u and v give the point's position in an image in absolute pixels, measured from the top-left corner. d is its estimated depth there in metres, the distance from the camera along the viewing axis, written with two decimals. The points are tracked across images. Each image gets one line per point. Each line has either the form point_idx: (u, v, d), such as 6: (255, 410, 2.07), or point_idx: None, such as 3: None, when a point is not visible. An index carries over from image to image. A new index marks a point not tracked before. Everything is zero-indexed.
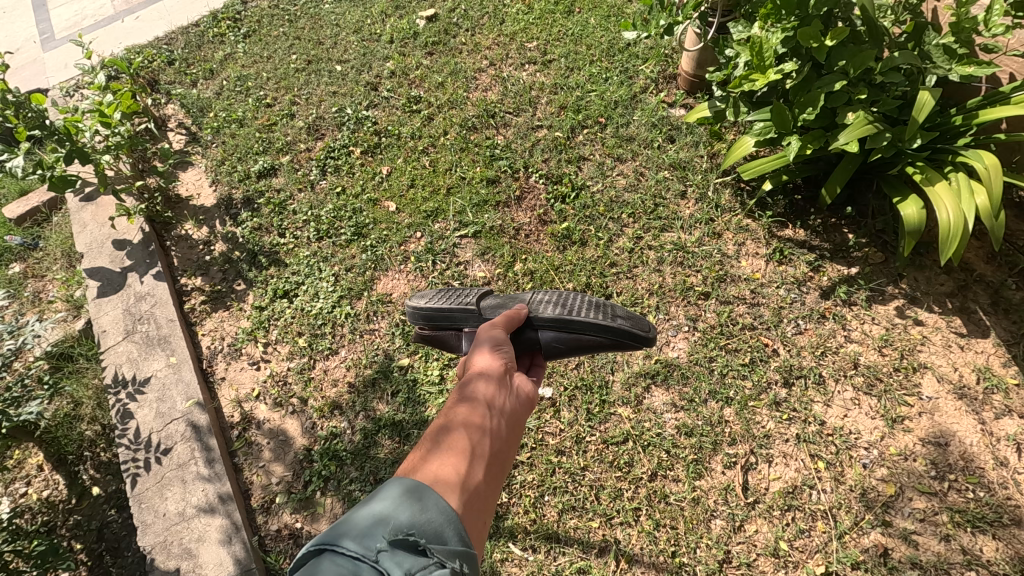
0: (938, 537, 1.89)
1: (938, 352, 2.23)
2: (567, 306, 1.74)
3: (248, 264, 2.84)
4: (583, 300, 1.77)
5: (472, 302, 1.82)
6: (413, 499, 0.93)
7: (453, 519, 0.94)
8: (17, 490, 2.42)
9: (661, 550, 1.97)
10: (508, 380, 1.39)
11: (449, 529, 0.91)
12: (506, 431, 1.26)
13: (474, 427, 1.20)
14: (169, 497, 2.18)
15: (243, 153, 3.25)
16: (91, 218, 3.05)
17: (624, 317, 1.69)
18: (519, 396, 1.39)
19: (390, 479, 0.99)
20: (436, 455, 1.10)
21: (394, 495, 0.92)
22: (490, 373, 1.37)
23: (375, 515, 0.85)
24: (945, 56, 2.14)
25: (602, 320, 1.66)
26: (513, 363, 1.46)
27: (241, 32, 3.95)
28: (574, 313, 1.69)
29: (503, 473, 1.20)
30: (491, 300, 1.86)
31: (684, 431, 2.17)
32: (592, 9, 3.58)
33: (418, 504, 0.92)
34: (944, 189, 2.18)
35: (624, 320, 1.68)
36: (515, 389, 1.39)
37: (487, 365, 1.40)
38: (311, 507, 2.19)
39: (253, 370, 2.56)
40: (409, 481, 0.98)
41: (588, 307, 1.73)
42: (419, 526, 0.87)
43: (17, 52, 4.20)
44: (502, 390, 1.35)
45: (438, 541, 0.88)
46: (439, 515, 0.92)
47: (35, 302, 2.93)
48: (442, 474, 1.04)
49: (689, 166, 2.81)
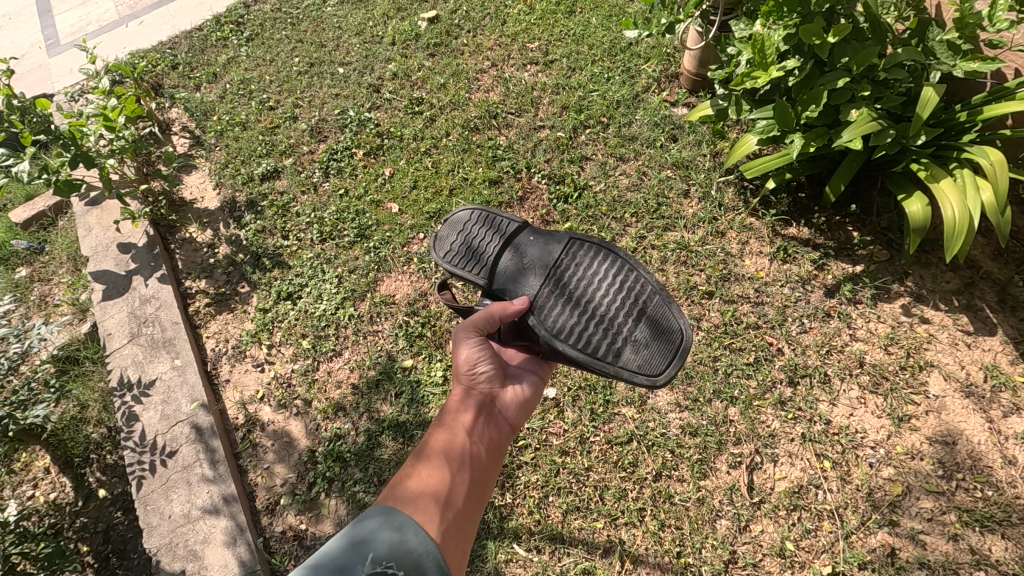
0: (946, 536, 1.88)
1: (945, 351, 2.21)
2: (573, 318, 1.64)
3: (252, 266, 2.85)
4: (597, 309, 1.65)
5: (483, 275, 1.78)
6: (394, 530, 1.10)
7: (432, 550, 1.10)
8: (24, 492, 2.44)
9: (666, 551, 1.97)
10: (487, 408, 1.64)
11: (426, 560, 1.06)
12: (483, 458, 1.50)
13: (455, 458, 1.44)
14: (174, 499, 2.19)
15: (246, 156, 3.27)
16: (96, 222, 3.07)
17: (635, 348, 1.60)
18: (497, 423, 1.63)
19: (379, 508, 1.16)
20: (423, 483, 1.33)
21: (381, 523, 1.11)
22: (470, 403, 1.62)
23: (362, 542, 1.03)
24: (949, 52, 2.12)
25: (602, 357, 1.60)
26: (493, 384, 1.68)
27: (244, 36, 3.97)
28: (574, 333, 1.62)
29: (481, 500, 1.43)
30: (504, 266, 1.75)
31: (688, 431, 2.16)
32: (593, 9, 3.57)
33: (400, 535, 1.09)
34: (949, 186, 2.17)
35: (630, 357, 1.59)
36: (493, 418, 1.63)
37: (466, 390, 1.65)
38: (316, 509, 2.19)
39: (257, 372, 2.57)
40: (399, 514, 1.16)
41: (596, 323, 1.63)
42: (397, 558, 1.03)
43: (22, 57, 4.23)
44: (481, 421, 1.60)
45: (416, 570, 1.04)
46: (419, 545, 1.09)
47: (40, 305, 2.95)
48: (426, 501, 1.27)
49: (691, 166, 2.81)
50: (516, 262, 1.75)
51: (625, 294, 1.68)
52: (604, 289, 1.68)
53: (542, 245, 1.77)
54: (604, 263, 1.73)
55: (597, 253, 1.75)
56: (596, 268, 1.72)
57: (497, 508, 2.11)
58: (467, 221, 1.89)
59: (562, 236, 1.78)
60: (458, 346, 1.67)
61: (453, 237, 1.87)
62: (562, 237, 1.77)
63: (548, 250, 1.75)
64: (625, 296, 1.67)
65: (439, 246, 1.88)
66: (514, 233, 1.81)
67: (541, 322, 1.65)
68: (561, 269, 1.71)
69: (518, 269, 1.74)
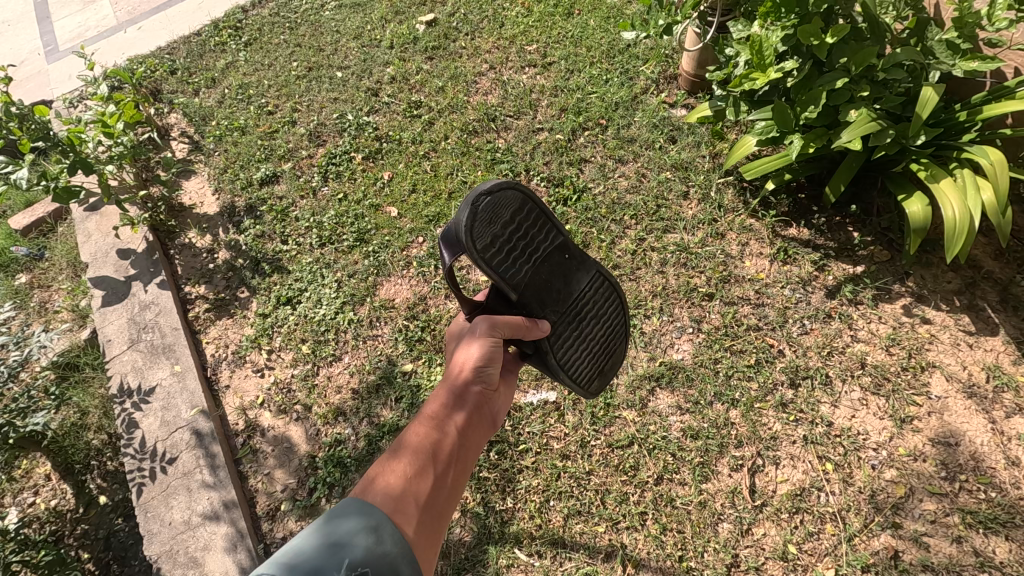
0: (950, 538, 1.87)
1: (947, 351, 2.20)
2: (573, 353, 1.75)
3: (251, 271, 2.84)
4: (594, 347, 1.80)
5: (512, 291, 1.61)
6: (371, 530, 1.01)
7: (406, 554, 1.02)
8: (25, 500, 2.44)
9: (668, 555, 1.96)
10: (479, 409, 1.48)
11: (403, 564, 0.99)
12: (467, 464, 1.35)
13: (443, 459, 1.31)
14: (174, 506, 2.19)
15: (245, 161, 3.26)
16: (95, 228, 3.07)
17: (602, 381, 1.85)
18: (485, 428, 1.48)
19: (352, 505, 1.06)
20: (405, 484, 1.18)
21: (356, 525, 1.01)
22: (465, 401, 1.45)
23: (338, 544, 0.94)
24: (948, 52, 2.11)
25: (583, 384, 1.79)
26: (490, 385, 1.54)
27: (242, 41, 3.97)
28: (571, 368, 1.74)
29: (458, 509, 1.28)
30: (536, 287, 1.66)
31: (689, 434, 2.15)
32: (591, 11, 3.57)
33: (376, 536, 1.01)
34: (949, 186, 2.16)
35: (598, 385, 1.85)
36: (483, 421, 1.48)
37: (463, 382, 1.48)
38: (317, 514, 2.19)
39: (257, 378, 2.56)
40: (374, 515, 1.05)
41: (587, 362, 1.79)
42: (373, 561, 0.96)
43: (21, 64, 4.24)
44: (472, 422, 1.44)
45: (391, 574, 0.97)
46: (393, 548, 1.01)
47: (40, 312, 2.95)
48: (407, 505, 1.14)
49: (691, 167, 2.80)
50: (547, 281, 1.69)
51: (614, 334, 1.86)
52: (604, 328, 1.82)
53: (573, 269, 1.74)
54: (609, 305, 1.83)
55: (608, 291, 1.82)
56: (604, 308, 1.82)
57: (498, 513, 2.10)
58: (513, 213, 1.61)
59: (591, 264, 1.78)
60: (470, 341, 1.53)
61: (497, 230, 1.57)
62: (590, 266, 1.77)
63: (576, 283, 1.75)
64: (613, 335, 1.86)
65: (480, 231, 1.53)
66: (553, 247, 1.71)
67: (556, 352, 1.69)
68: (581, 303, 1.76)
69: (548, 293, 1.68)
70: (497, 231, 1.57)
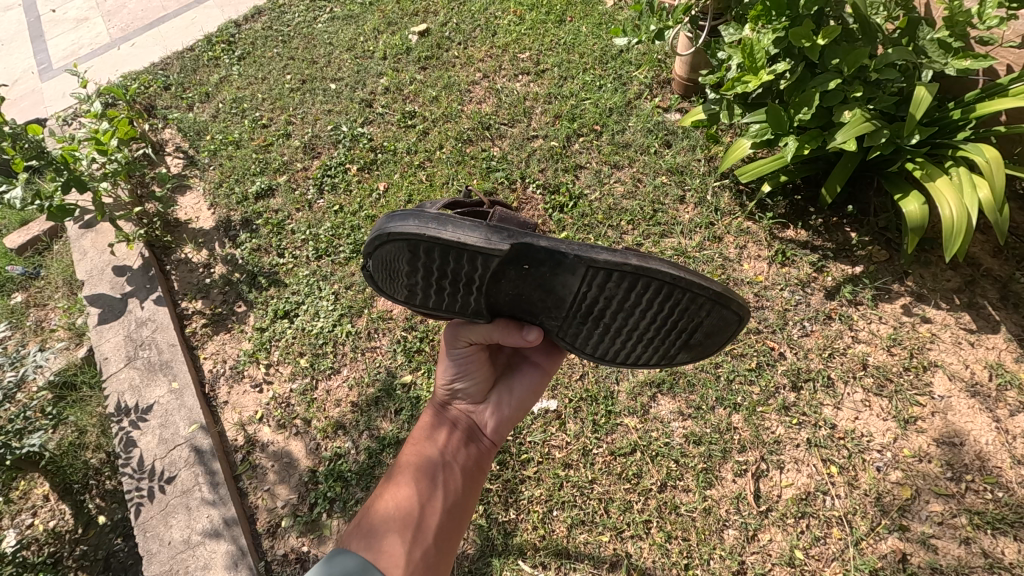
0: (958, 540, 1.85)
1: (948, 350, 2.19)
2: (619, 344, 1.35)
3: (248, 286, 2.83)
4: (643, 334, 1.29)
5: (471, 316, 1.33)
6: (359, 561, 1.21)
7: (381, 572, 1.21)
8: (24, 521, 2.40)
9: (673, 563, 1.94)
10: (467, 423, 1.62)
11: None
12: (458, 480, 1.50)
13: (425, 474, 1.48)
14: (174, 525, 2.17)
15: (240, 174, 3.26)
16: (90, 245, 3.06)
17: (686, 350, 1.35)
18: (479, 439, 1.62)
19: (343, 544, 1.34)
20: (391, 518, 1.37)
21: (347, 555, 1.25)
22: (444, 421, 1.60)
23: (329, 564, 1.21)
24: (940, 51, 2.14)
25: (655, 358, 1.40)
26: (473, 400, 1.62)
27: (235, 54, 3.98)
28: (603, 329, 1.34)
29: (454, 522, 1.43)
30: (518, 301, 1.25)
31: (693, 440, 2.13)
32: (583, 18, 3.59)
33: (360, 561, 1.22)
34: (945, 185, 2.15)
35: (685, 355, 1.37)
36: (474, 433, 1.61)
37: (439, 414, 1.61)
38: (318, 530, 2.16)
39: (256, 393, 2.54)
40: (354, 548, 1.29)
41: (640, 348, 1.34)
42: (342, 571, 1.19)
43: (15, 83, 4.25)
44: (458, 437, 1.58)
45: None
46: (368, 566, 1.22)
47: (37, 331, 2.93)
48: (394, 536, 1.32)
49: (686, 171, 2.80)
50: (519, 295, 1.22)
51: (671, 313, 1.20)
52: (647, 317, 1.22)
53: (548, 276, 1.14)
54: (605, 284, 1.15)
55: (632, 279, 1.10)
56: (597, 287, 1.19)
57: (502, 524, 2.08)
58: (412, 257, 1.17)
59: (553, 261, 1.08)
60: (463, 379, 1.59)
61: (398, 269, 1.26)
62: (575, 268, 1.10)
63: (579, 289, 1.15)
64: (667, 314, 1.20)
65: (392, 288, 1.32)
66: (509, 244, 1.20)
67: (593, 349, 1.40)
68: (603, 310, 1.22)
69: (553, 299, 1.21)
70: (410, 284, 1.24)
